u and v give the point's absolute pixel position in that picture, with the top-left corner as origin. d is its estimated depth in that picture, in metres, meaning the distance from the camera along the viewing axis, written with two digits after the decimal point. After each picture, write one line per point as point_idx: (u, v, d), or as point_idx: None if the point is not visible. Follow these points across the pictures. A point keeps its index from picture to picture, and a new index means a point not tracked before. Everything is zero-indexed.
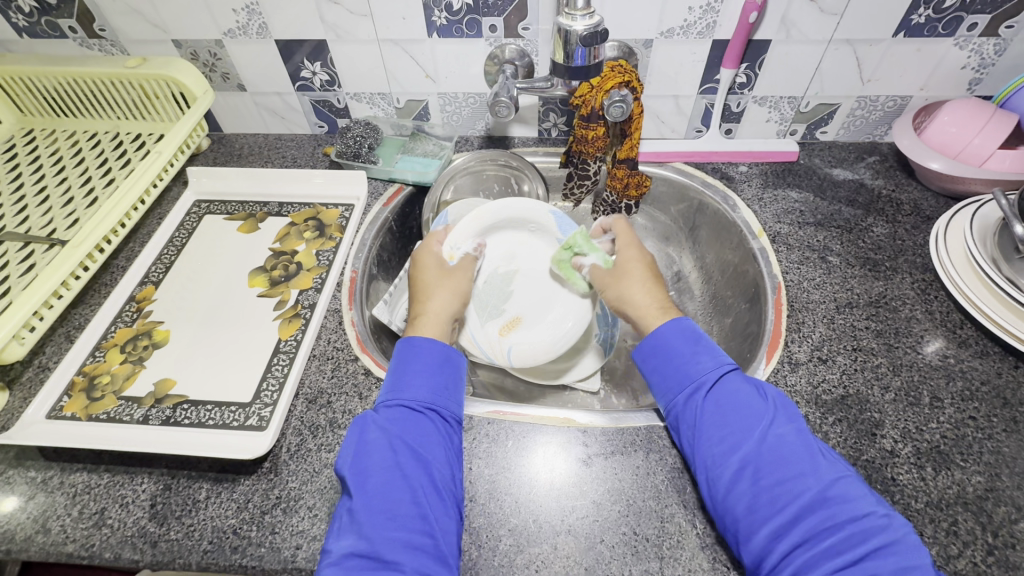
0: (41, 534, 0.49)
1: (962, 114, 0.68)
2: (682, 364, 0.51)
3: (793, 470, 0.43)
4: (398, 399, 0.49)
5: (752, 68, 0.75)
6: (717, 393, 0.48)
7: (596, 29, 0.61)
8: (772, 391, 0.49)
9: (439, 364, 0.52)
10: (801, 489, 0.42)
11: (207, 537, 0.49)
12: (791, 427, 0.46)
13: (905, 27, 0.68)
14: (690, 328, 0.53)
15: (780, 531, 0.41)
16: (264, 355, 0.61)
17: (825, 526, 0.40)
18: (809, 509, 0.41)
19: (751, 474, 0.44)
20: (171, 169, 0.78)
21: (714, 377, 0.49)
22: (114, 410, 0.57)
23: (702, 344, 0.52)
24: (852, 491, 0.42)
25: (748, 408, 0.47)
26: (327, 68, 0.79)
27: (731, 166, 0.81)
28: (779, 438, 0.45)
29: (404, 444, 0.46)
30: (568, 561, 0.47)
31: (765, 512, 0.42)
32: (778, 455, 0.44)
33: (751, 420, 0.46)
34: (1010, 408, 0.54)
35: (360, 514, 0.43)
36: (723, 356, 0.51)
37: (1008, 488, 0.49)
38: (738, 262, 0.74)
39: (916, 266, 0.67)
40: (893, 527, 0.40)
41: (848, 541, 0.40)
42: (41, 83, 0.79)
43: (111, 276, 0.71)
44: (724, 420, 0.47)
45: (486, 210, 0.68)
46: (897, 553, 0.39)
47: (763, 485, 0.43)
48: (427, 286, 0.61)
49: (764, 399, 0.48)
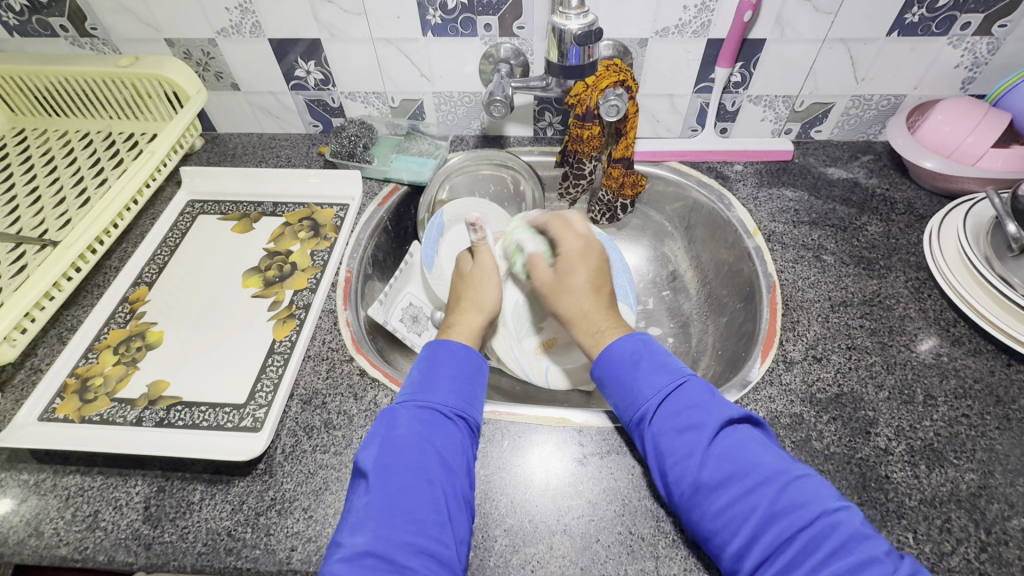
0: (34, 537, 0.49)
1: (954, 113, 0.68)
2: (626, 392, 0.50)
3: (738, 487, 0.42)
4: (426, 399, 0.49)
5: (747, 67, 0.75)
6: (659, 419, 0.47)
7: (590, 28, 0.60)
8: (720, 403, 0.47)
9: (469, 373, 0.52)
10: (752, 505, 0.41)
11: (201, 539, 0.48)
12: (734, 439, 0.45)
13: (898, 26, 0.68)
14: (626, 351, 0.52)
15: (742, 551, 0.41)
16: (259, 355, 0.61)
17: (780, 539, 0.40)
18: (763, 526, 0.41)
19: (700, 499, 0.43)
20: (164, 168, 0.78)
21: (653, 403, 0.48)
22: (106, 413, 0.57)
23: (640, 367, 0.50)
24: (804, 492, 0.41)
25: (691, 429, 0.45)
26: (321, 67, 0.78)
27: (726, 166, 0.81)
28: (723, 458, 0.44)
29: (431, 448, 0.46)
30: (564, 560, 0.47)
31: (722, 536, 0.42)
32: (720, 477, 0.43)
33: (694, 444, 0.45)
34: (1003, 406, 0.54)
35: (381, 512, 0.42)
36: (667, 374, 0.50)
37: (1001, 485, 0.49)
38: (734, 261, 0.74)
39: (909, 265, 0.67)
40: (845, 523, 0.39)
41: (805, 551, 0.39)
42: (32, 82, 0.79)
43: (104, 276, 0.71)
44: (666, 452, 0.46)
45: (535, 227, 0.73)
46: (854, 551, 0.38)
47: (713, 508, 0.42)
48: (460, 296, 0.63)
49: (709, 417, 0.46)
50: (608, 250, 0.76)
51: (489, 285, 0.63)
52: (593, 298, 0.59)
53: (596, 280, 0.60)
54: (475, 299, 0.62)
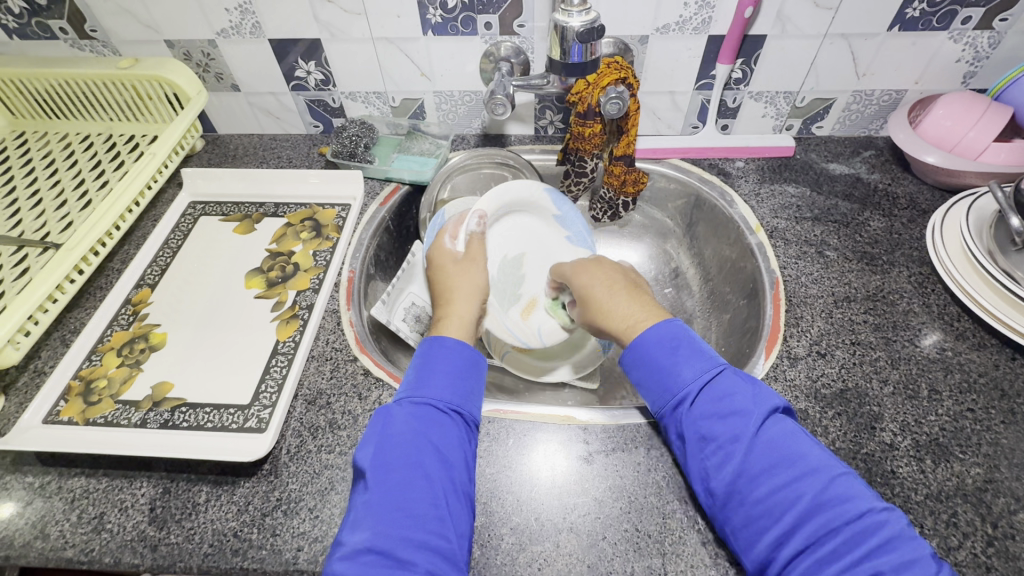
0: (40, 539, 0.49)
1: (957, 108, 0.68)
2: (663, 377, 0.49)
3: (784, 475, 0.42)
4: (422, 396, 0.49)
5: (748, 63, 0.75)
6: (700, 404, 0.47)
7: (592, 25, 0.60)
8: (761, 392, 0.47)
9: (465, 368, 0.51)
10: (797, 493, 0.41)
11: (207, 540, 0.48)
12: (779, 427, 0.45)
13: (899, 21, 0.68)
14: (664, 336, 0.51)
15: (781, 538, 0.41)
16: (263, 356, 0.61)
17: (823, 531, 0.40)
18: (806, 517, 0.40)
19: (742, 485, 0.43)
20: (166, 170, 0.77)
21: (695, 387, 0.48)
22: (112, 415, 0.57)
23: (680, 353, 0.49)
24: (848, 489, 0.41)
25: (734, 414, 0.45)
26: (322, 67, 0.78)
27: (727, 162, 0.81)
28: (768, 445, 0.44)
29: (428, 444, 0.46)
30: (570, 558, 0.47)
31: (761, 523, 0.42)
32: (765, 463, 0.43)
33: (739, 428, 0.45)
34: (1008, 399, 0.54)
35: (379, 508, 0.42)
36: (705, 360, 0.49)
37: (1007, 479, 0.49)
38: (736, 257, 0.74)
39: (912, 259, 0.67)
40: (891, 523, 0.39)
41: (851, 542, 0.39)
42: (32, 84, 0.79)
43: (106, 279, 0.71)
44: (709, 434, 0.45)
45: (490, 198, 0.67)
46: (896, 549, 0.38)
47: (755, 495, 0.42)
48: (450, 285, 0.61)
49: (752, 403, 0.46)
50: (554, 203, 0.73)
51: (477, 271, 0.62)
52: (618, 292, 0.56)
53: (608, 281, 0.58)
54: (466, 288, 0.60)
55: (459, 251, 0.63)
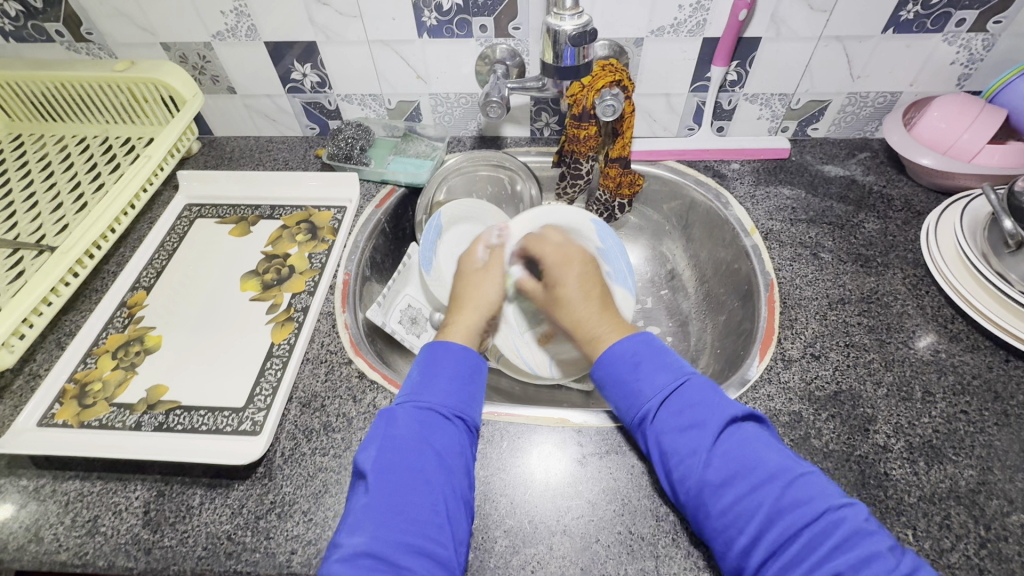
0: (34, 543, 0.49)
1: (950, 109, 0.68)
2: (628, 393, 0.50)
3: (744, 484, 0.43)
4: (425, 400, 0.49)
5: (743, 65, 0.75)
6: (661, 418, 0.48)
7: (584, 28, 0.60)
8: (721, 402, 0.47)
9: (467, 373, 0.52)
10: (757, 501, 0.42)
11: (201, 543, 0.48)
12: (737, 436, 0.45)
13: (894, 23, 0.68)
14: (627, 352, 0.52)
15: (749, 546, 0.41)
16: (258, 358, 0.61)
17: (784, 536, 0.40)
18: (768, 523, 0.41)
19: (705, 496, 0.43)
20: (161, 172, 0.77)
21: (655, 402, 0.48)
22: (106, 417, 0.57)
23: (641, 368, 0.51)
24: (809, 490, 0.41)
25: (693, 426, 0.46)
26: (317, 69, 0.78)
27: (723, 164, 0.81)
28: (726, 454, 0.44)
29: (430, 448, 0.46)
30: (563, 561, 0.47)
31: (731, 533, 0.41)
32: (726, 473, 0.43)
33: (697, 441, 0.45)
34: (1001, 402, 0.54)
35: (379, 512, 0.42)
36: (669, 373, 0.50)
37: (1000, 481, 0.49)
38: (731, 259, 0.74)
39: (907, 261, 0.67)
40: (849, 519, 0.40)
41: (808, 546, 0.39)
42: (29, 87, 0.79)
43: (102, 282, 0.71)
44: (670, 449, 0.46)
45: (529, 216, 0.70)
46: (854, 547, 0.38)
47: (718, 506, 0.42)
48: (462, 294, 0.62)
49: (710, 412, 0.46)
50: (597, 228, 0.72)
51: (493, 283, 0.63)
52: (589, 304, 0.60)
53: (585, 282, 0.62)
54: (477, 301, 0.61)
55: (482, 262, 0.66)
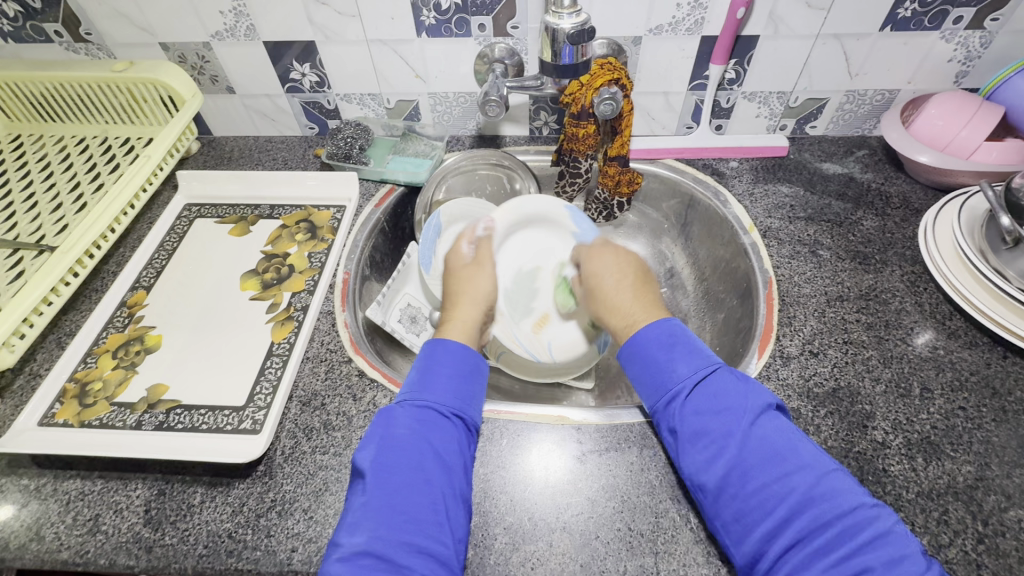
0: (35, 542, 0.49)
1: (948, 107, 0.69)
2: (658, 372, 0.50)
3: (777, 470, 0.42)
4: (424, 398, 0.49)
5: (741, 63, 0.75)
6: (696, 399, 0.47)
7: (582, 27, 0.60)
8: (753, 389, 0.47)
9: (467, 372, 0.52)
10: (789, 487, 0.42)
11: (202, 541, 0.48)
12: (772, 423, 0.45)
13: (891, 21, 0.68)
14: (662, 334, 0.52)
15: (772, 532, 0.41)
16: (259, 357, 0.62)
17: (815, 524, 0.40)
18: (797, 510, 0.41)
19: (735, 479, 0.43)
20: (161, 172, 0.77)
21: (692, 382, 0.48)
22: (107, 417, 0.57)
23: (675, 349, 0.50)
24: (840, 484, 0.41)
25: (728, 411, 0.46)
26: (316, 69, 0.79)
27: (721, 162, 0.82)
28: (761, 440, 0.44)
29: (429, 447, 0.46)
30: (563, 558, 0.47)
31: (754, 516, 0.42)
32: (760, 457, 0.43)
33: (732, 424, 0.45)
34: (999, 398, 0.54)
35: (378, 511, 0.42)
36: (702, 358, 0.50)
37: (997, 477, 0.49)
38: (730, 257, 0.74)
39: (905, 258, 0.67)
40: (884, 520, 0.40)
41: (841, 536, 0.39)
42: (27, 88, 0.79)
43: (102, 281, 0.71)
44: (704, 430, 0.46)
45: (507, 208, 0.70)
46: (888, 544, 0.38)
47: (748, 488, 0.42)
48: (456, 290, 0.62)
49: (744, 399, 0.46)
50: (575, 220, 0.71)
51: (486, 277, 0.64)
52: (624, 291, 0.59)
53: (619, 272, 0.61)
54: (471, 294, 0.61)
55: (469, 256, 0.66)
